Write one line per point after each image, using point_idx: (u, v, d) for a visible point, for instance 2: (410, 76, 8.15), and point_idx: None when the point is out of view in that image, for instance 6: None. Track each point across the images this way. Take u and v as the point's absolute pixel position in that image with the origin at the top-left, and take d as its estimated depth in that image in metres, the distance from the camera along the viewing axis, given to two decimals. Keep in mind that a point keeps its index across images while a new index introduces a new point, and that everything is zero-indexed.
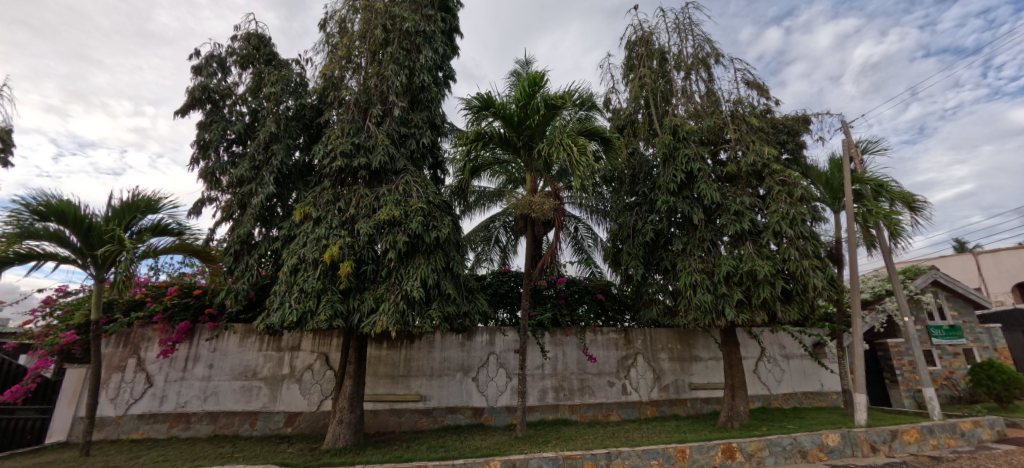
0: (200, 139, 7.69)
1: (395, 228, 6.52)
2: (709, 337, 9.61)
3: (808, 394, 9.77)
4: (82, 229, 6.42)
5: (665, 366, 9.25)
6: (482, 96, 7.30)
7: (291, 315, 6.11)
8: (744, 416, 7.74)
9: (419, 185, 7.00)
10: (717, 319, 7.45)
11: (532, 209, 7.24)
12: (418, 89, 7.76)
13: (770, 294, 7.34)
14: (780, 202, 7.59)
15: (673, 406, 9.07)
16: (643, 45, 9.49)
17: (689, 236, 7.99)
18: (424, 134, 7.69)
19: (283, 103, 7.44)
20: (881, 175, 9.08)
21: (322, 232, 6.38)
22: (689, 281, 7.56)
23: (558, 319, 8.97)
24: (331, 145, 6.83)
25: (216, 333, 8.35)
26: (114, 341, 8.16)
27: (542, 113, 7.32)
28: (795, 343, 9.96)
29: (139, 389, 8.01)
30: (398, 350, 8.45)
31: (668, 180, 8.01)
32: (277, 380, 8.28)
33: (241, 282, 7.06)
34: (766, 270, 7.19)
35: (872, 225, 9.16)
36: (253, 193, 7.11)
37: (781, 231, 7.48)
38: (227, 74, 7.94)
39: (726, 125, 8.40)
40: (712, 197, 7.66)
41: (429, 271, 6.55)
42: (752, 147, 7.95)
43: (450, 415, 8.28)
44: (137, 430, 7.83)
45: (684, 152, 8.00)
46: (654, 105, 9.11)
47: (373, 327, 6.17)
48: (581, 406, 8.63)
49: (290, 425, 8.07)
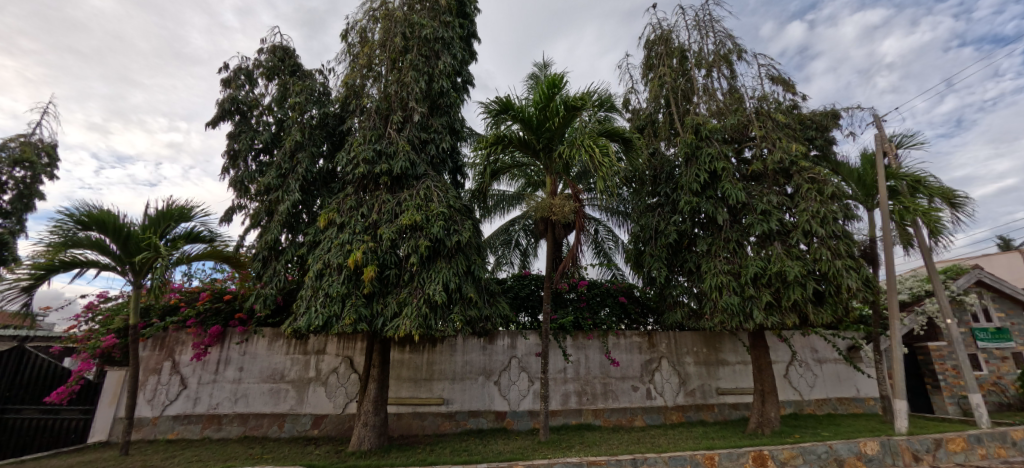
0: (230, 149, 7.81)
1: (417, 232, 6.50)
2: (736, 341, 9.36)
3: (843, 400, 9.38)
4: (121, 237, 6.69)
5: (690, 369, 9.05)
6: (500, 99, 7.26)
7: (317, 319, 6.09)
8: (776, 423, 7.35)
9: (440, 190, 7.00)
10: (745, 322, 7.11)
11: (553, 211, 7.22)
12: (438, 94, 7.86)
13: (802, 295, 6.91)
14: (809, 200, 7.20)
15: (699, 411, 8.84)
16: (662, 45, 9.60)
17: (714, 236, 7.71)
18: (444, 138, 7.77)
19: (308, 112, 7.63)
20: (917, 171, 8.67)
21: (346, 237, 6.38)
22: (715, 283, 7.26)
23: (580, 322, 8.89)
24: (354, 152, 6.94)
25: (246, 337, 8.61)
26: (151, 344, 8.51)
27: (562, 115, 7.26)
28: (828, 346, 9.58)
29: (174, 391, 8.30)
30: (420, 353, 8.51)
31: (691, 180, 7.80)
32: (303, 383, 8.45)
33: (268, 287, 7.11)
34: (796, 270, 6.80)
35: (909, 222, 8.74)
36: (279, 200, 7.19)
37: (812, 231, 7.07)
38: (254, 86, 8.16)
39: (750, 122, 8.18)
40: (737, 197, 7.37)
41: (451, 275, 6.48)
42: (779, 144, 7.68)
43: (473, 419, 8.28)
44: (173, 430, 8.10)
45: (706, 151, 7.78)
46: (675, 104, 9.14)
47: (396, 330, 6.12)
48: (605, 410, 8.51)
49: (317, 427, 8.20)
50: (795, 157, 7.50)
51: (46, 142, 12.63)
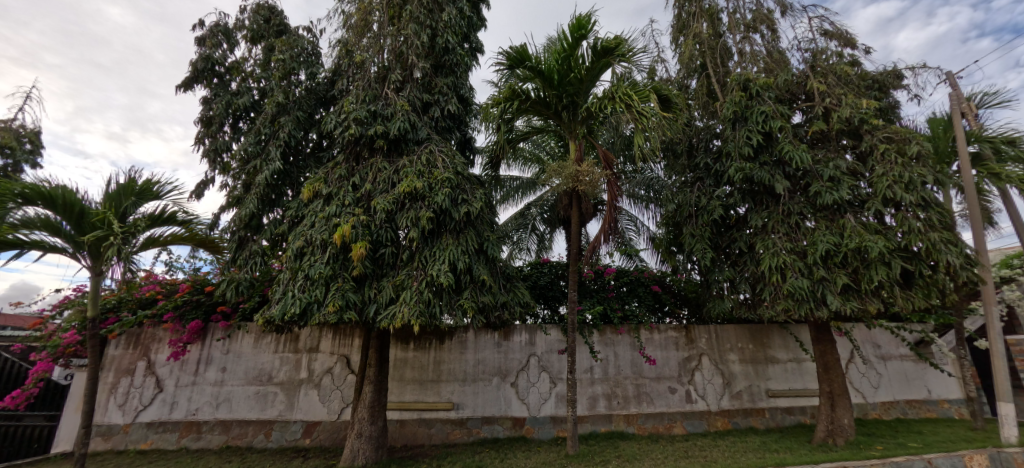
0: (204, 116, 6.70)
1: (417, 203, 5.35)
2: (787, 336, 8.15)
3: (912, 403, 8.08)
4: (73, 216, 5.63)
5: (735, 369, 7.86)
6: (516, 48, 6.07)
7: (294, 307, 4.96)
8: (851, 432, 6.09)
9: (446, 155, 5.85)
10: (816, 310, 5.80)
11: (579, 179, 6.06)
12: (442, 51, 6.79)
13: (887, 277, 5.60)
14: (888, 163, 5.96)
15: (748, 417, 7.62)
16: (695, 2, 8.52)
17: (769, 211, 6.42)
18: (450, 100, 6.68)
19: (293, 73, 6.64)
20: (1005, 131, 7.33)
21: (333, 209, 5.26)
22: (776, 264, 5.96)
23: (609, 315, 7.75)
24: (345, 112, 5.87)
25: (229, 333, 7.60)
26: (124, 342, 7.56)
27: (590, 65, 6.06)
28: (892, 341, 8.33)
29: (148, 394, 7.33)
30: (426, 351, 7.45)
31: (741, 144, 6.57)
32: (294, 385, 7.43)
33: (243, 272, 6.11)
34: (881, 246, 5.48)
35: (995, 194, 7.43)
36: (258, 171, 6.13)
37: (894, 199, 5.80)
38: (234, 47, 7.14)
39: (807, 79, 6.98)
40: (801, 159, 6.13)
41: (460, 253, 5.35)
42: (847, 100, 6.42)
43: (486, 427, 7.18)
44: (146, 440, 7.10)
45: (759, 109, 6.55)
46: (712, 67, 8.06)
47: (392, 320, 4.96)
48: (639, 416, 7.37)
49: (308, 437, 7.15)
50: (867, 114, 6.25)
51: (28, 129, 11.83)
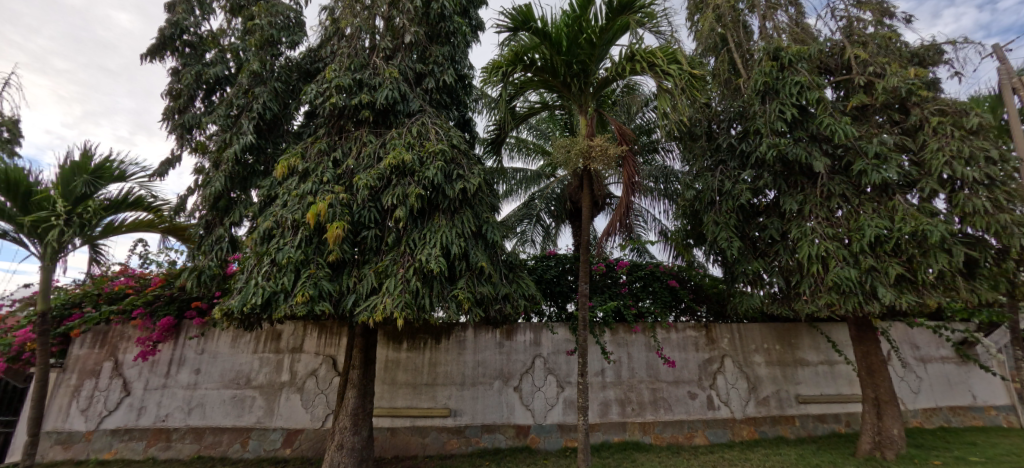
0: (174, 88, 6.04)
1: (406, 179, 4.66)
2: (817, 336, 7.41)
3: (956, 410, 7.32)
4: (19, 196, 4.93)
5: (761, 372, 7.12)
6: (521, 8, 5.39)
7: (258, 297, 4.25)
8: (901, 445, 5.36)
9: (439, 127, 5.16)
10: (862, 304, 5.08)
11: (592, 154, 5.33)
12: (438, 17, 6.09)
13: (947, 266, 4.87)
14: (943, 138, 5.24)
15: (776, 425, 6.87)
16: None
17: (805, 194, 5.71)
18: (446, 71, 5.97)
19: (272, 41, 5.97)
20: None
21: (309, 187, 4.58)
22: (816, 253, 5.24)
23: (622, 312, 7.04)
24: (326, 80, 5.20)
25: (204, 331, 6.93)
26: (89, 341, 6.88)
27: (604, 27, 5.38)
28: (932, 342, 7.59)
29: (114, 398, 6.64)
30: (420, 351, 6.75)
31: (772, 119, 5.86)
32: (274, 389, 6.75)
33: (209, 260, 5.42)
34: (942, 230, 4.76)
35: None
36: (228, 147, 5.45)
37: (952, 177, 5.08)
38: (209, 14, 6.48)
39: (844, 49, 6.27)
40: (844, 133, 5.41)
41: (454, 236, 4.66)
42: (892, 69, 5.69)
43: (486, 436, 6.46)
44: (109, 449, 6.41)
45: (793, 80, 5.84)
46: (735, 41, 7.35)
47: (374, 313, 4.26)
48: (655, 424, 6.64)
49: (289, 446, 6.45)
50: (915, 84, 5.54)
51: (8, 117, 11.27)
